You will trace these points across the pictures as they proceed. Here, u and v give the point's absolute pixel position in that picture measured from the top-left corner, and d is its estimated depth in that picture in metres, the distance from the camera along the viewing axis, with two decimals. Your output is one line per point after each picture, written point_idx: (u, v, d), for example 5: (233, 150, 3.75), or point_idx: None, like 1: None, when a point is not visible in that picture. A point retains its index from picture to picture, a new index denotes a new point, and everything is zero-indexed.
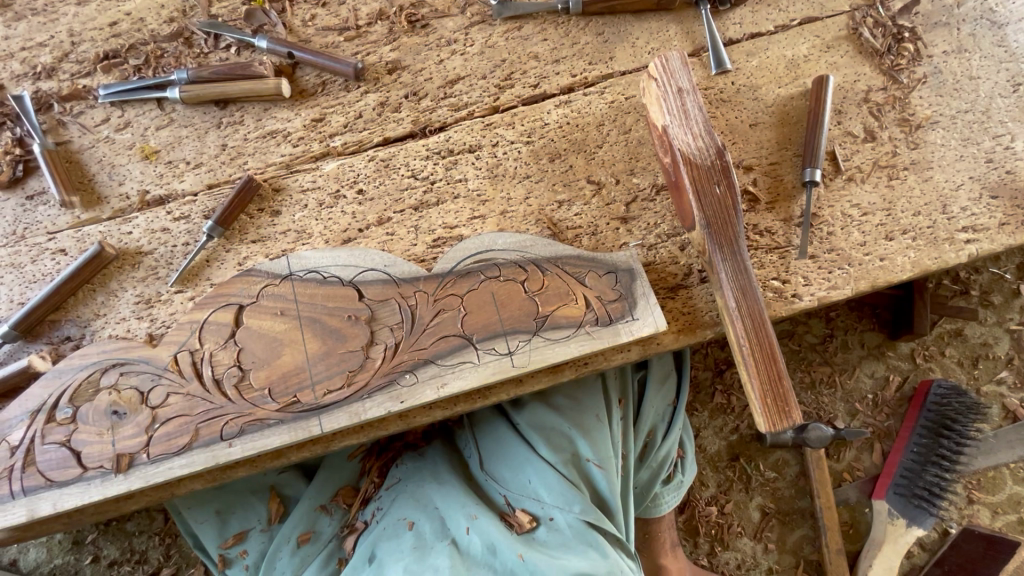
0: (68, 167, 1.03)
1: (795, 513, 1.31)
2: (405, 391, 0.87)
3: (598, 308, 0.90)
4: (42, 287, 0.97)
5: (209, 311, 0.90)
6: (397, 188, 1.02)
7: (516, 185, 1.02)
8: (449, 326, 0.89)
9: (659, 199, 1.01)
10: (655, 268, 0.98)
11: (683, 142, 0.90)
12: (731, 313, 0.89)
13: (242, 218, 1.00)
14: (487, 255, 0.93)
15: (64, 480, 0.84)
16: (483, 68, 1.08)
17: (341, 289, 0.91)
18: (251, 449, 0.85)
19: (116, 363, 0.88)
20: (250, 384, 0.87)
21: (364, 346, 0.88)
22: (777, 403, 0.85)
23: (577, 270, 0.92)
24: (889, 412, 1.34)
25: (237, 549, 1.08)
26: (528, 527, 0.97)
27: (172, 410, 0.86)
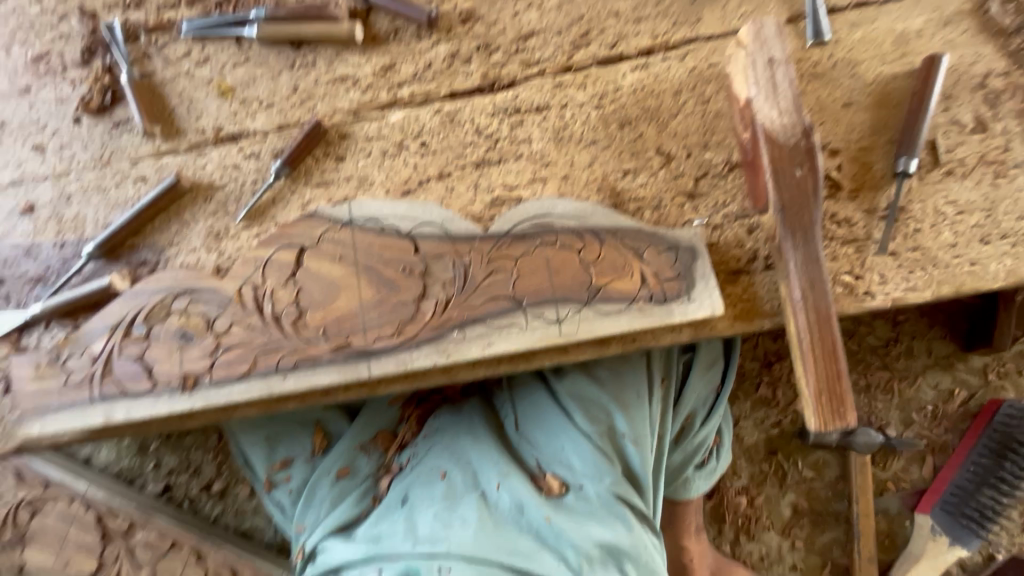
0: (151, 98, 1.07)
1: (829, 514, 1.28)
2: (452, 345, 0.88)
3: (654, 286, 0.87)
4: (124, 212, 1.03)
5: (275, 251, 0.94)
6: (460, 143, 1.01)
7: (581, 150, 0.98)
8: (499, 288, 0.89)
9: (731, 177, 0.96)
10: (718, 250, 0.93)
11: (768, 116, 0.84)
12: (794, 305, 0.86)
13: (308, 161, 1.02)
14: (544, 220, 0.93)
15: (136, 392, 0.91)
16: (560, 23, 1.03)
17: (398, 240, 0.93)
18: (303, 385, 0.89)
19: (187, 290, 0.94)
20: (306, 323, 0.91)
21: (416, 299, 0.90)
22: (832, 402, 0.82)
23: (636, 244, 0.90)
24: (948, 426, 1.27)
25: (282, 474, 1.16)
26: (557, 492, 1.00)
27: (234, 339, 0.91)
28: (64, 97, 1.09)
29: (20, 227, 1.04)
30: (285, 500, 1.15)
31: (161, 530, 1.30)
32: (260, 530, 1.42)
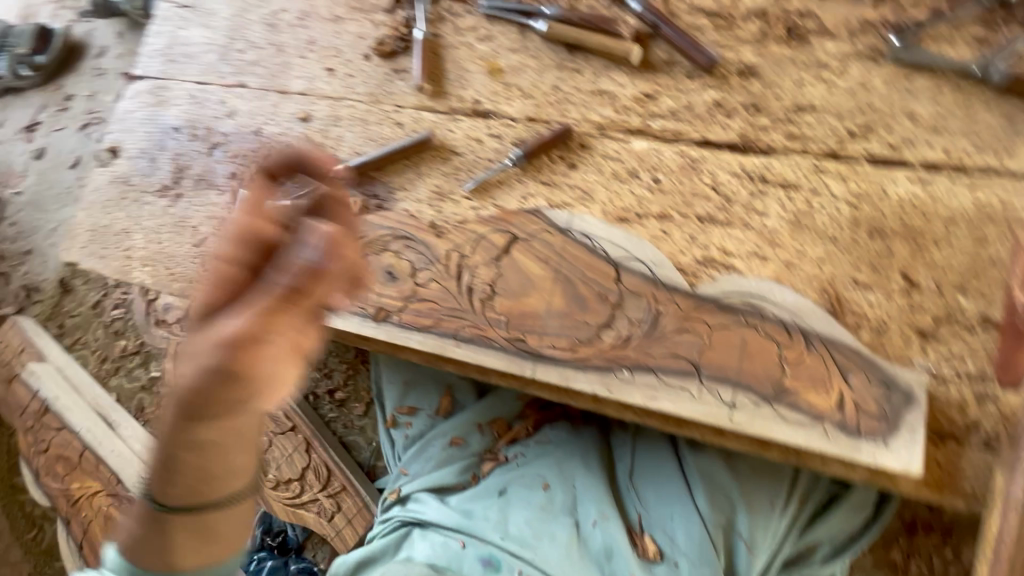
0: (431, 57, 1.19)
1: None
2: (617, 383, 0.89)
3: (849, 414, 0.81)
4: (376, 148, 1.16)
5: (489, 230, 1.01)
6: (692, 191, 0.99)
7: (817, 243, 0.93)
8: (684, 349, 0.88)
9: (980, 333, 0.85)
10: (934, 403, 0.83)
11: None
12: (1008, 503, 0.77)
13: (543, 159, 1.07)
14: (756, 300, 0.89)
15: (338, 304, 1.04)
16: (844, 106, 0.97)
17: (602, 264, 0.94)
18: (470, 357, 0.96)
19: (405, 236, 1.06)
20: (494, 305, 0.97)
21: (599, 325, 0.92)
22: None
23: (846, 363, 0.84)
24: None
25: (405, 418, 1.26)
26: (650, 557, 0.98)
27: (429, 294, 1.00)
28: (365, 35, 1.24)
29: (295, 131, 1.23)
30: (398, 440, 1.25)
31: (288, 412, 1.49)
32: (358, 450, 1.53)
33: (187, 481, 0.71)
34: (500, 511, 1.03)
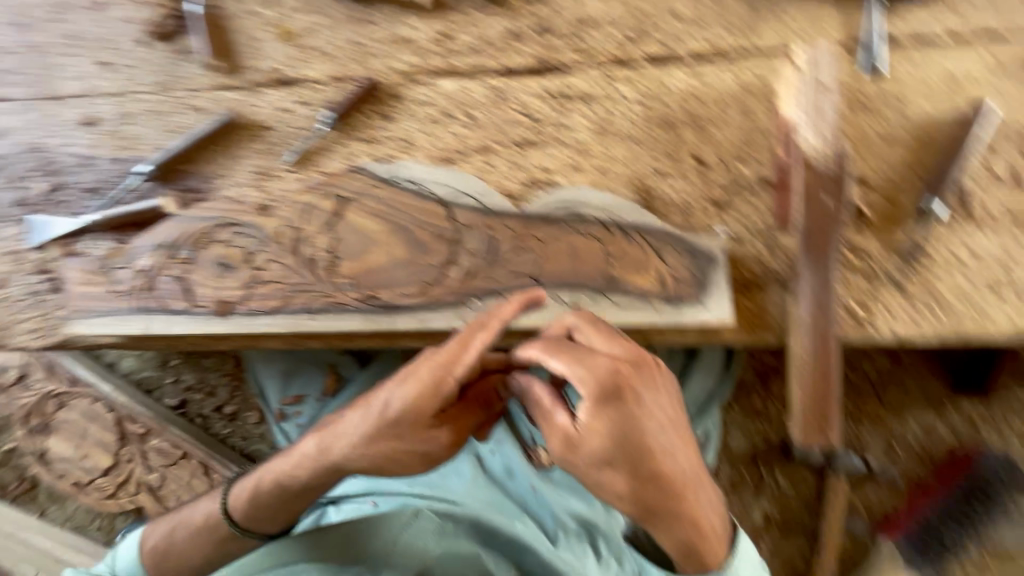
0: (216, 33, 1.11)
1: (796, 526, 1.33)
2: (472, 312, 0.94)
3: (669, 287, 0.92)
4: (179, 139, 1.08)
5: (317, 198, 0.99)
6: (505, 120, 1.04)
7: (620, 145, 1.01)
8: (524, 266, 0.94)
9: (762, 193, 0.98)
10: (738, 261, 0.95)
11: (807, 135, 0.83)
12: (800, 325, 0.90)
13: (358, 116, 1.06)
14: (577, 208, 0.96)
15: (177, 308, 0.99)
16: (619, 16, 1.04)
17: (433, 205, 0.97)
18: (327, 326, 0.96)
19: (230, 222, 1.01)
20: (338, 270, 0.96)
21: (444, 265, 0.95)
22: (816, 418, 0.89)
23: (660, 243, 0.93)
24: (926, 464, 1.32)
25: (293, 408, 1.22)
26: (546, 465, 1.09)
27: (269, 275, 0.97)
28: (134, 19, 1.13)
29: (80, 138, 1.10)
30: (292, 430, 1.22)
31: (174, 441, 1.40)
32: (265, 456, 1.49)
33: (314, 491, 0.92)
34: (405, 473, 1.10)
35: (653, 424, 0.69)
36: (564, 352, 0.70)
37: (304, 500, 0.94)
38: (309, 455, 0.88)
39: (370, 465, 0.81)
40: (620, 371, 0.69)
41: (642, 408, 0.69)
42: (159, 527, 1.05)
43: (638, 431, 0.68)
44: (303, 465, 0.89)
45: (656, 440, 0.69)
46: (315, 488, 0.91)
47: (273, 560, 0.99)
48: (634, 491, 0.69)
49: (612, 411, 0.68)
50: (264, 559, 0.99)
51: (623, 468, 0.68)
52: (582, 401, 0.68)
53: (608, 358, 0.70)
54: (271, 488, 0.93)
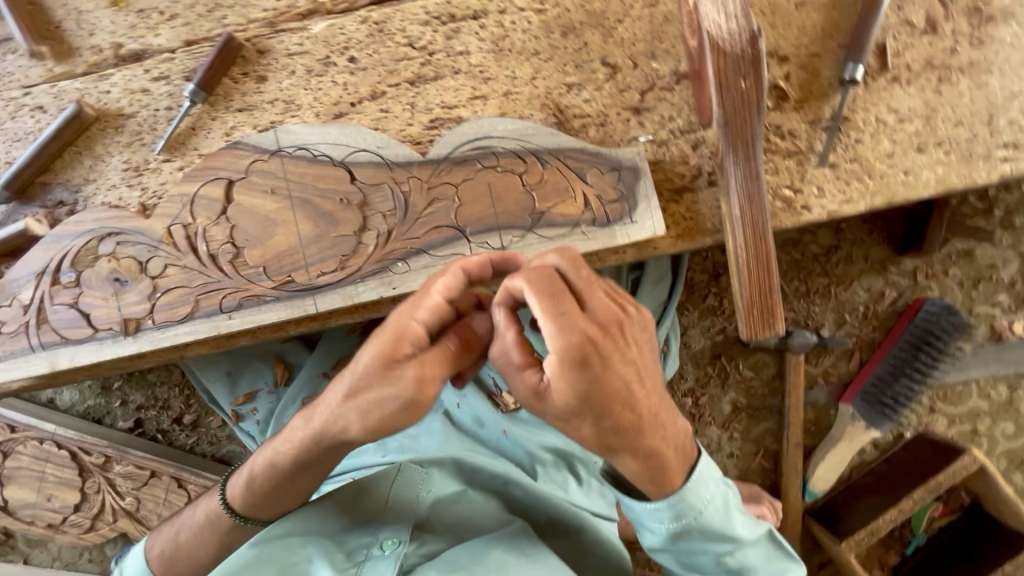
0: (32, 11, 0.95)
1: (764, 408, 1.39)
2: (397, 278, 0.87)
3: (596, 208, 0.86)
4: (27, 147, 0.94)
5: (200, 183, 0.88)
6: (392, 57, 0.94)
7: (523, 62, 0.93)
8: (442, 217, 0.87)
9: (678, 89, 0.92)
10: (663, 167, 0.92)
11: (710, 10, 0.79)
12: (733, 222, 0.86)
13: (226, 82, 0.94)
14: (485, 142, 0.88)
15: (78, 338, 0.89)
16: None
17: (332, 169, 0.88)
18: (250, 322, 0.88)
19: (112, 232, 0.89)
20: (245, 261, 0.88)
21: (355, 233, 0.87)
22: (763, 313, 0.87)
23: (578, 164, 0.87)
24: (877, 325, 1.37)
25: (247, 407, 1.15)
26: (512, 408, 1.10)
27: (171, 281, 0.88)
28: None
29: None
30: (252, 430, 1.16)
31: (139, 463, 1.34)
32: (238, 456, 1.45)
33: (312, 470, 0.82)
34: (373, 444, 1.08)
35: (619, 379, 0.63)
36: (547, 308, 0.62)
37: (304, 483, 0.85)
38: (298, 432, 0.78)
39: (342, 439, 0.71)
40: (590, 333, 0.62)
41: (614, 367, 0.62)
42: (159, 541, 0.96)
43: (610, 379, 0.62)
44: (299, 442, 0.78)
45: (622, 400, 0.63)
46: (315, 467, 0.81)
47: (267, 536, 0.86)
48: (597, 437, 0.64)
49: (583, 368, 0.61)
50: (261, 541, 0.85)
51: (587, 419, 0.63)
52: (550, 355, 0.61)
53: (582, 321, 0.62)
54: (272, 470, 0.83)
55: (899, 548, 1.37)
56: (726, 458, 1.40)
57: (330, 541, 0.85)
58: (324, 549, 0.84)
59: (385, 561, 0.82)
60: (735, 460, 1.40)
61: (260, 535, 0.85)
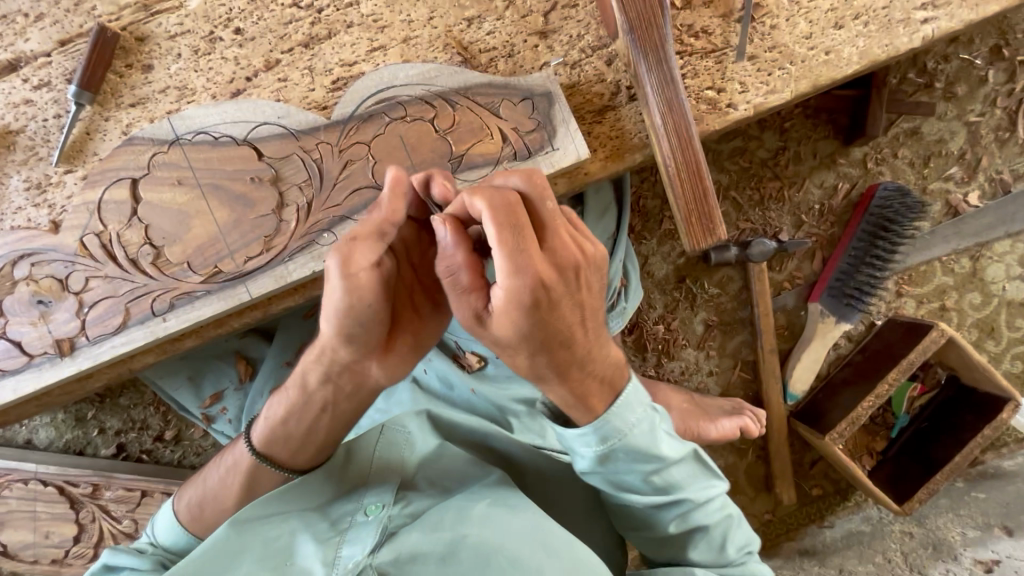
0: None
1: (736, 321, 1.40)
2: (326, 249, 0.84)
3: (515, 142, 0.84)
4: None
5: (106, 188, 0.85)
6: (279, 21, 0.88)
7: (417, 3, 0.88)
8: (360, 178, 0.84)
9: (583, 4, 0.88)
10: (579, 90, 0.89)
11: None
12: (657, 133, 0.84)
13: (112, 78, 0.88)
14: (390, 93, 0.85)
15: (16, 369, 0.86)
16: None
17: (236, 149, 0.84)
18: (185, 322, 0.85)
19: (25, 254, 0.86)
20: (167, 260, 0.85)
21: (274, 210, 0.84)
22: (701, 221, 0.84)
23: (489, 99, 0.84)
24: (834, 221, 1.37)
25: (217, 408, 1.14)
26: (477, 366, 1.08)
27: (96, 293, 0.85)
28: None
29: None
30: (227, 432, 1.15)
31: (129, 486, 1.33)
32: None
33: (318, 407, 0.80)
34: None
35: (566, 314, 0.60)
36: (508, 242, 0.55)
37: (318, 425, 0.83)
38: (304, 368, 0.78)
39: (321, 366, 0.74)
40: (545, 275, 0.57)
41: (562, 306, 0.59)
42: (187, 493, 0.94)
43: (557, 319, 0.59)
44: (304, 373, 0.78)
45: (558, 340, 0.60)
46: (321, 401, 0.79)
47: (244, 518, 0.82)
48: (531, 368, 0.63)
49: (538, 307, 0.57)
50: (240, 521, 0.81)
51: (522, 354, 0.60)
52: (498, 291, 0.56)
53: (540, 261, 0.57)
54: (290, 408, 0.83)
55: (885, 433, 1.40)
56: (706, 377, 1.41)
57: (315, 513, 0.85)
58: (308, 522, 0.83)
59: (368, 526, 0.82)
60: (715, 377, 1.41)
61: (236, 514, 0.81)
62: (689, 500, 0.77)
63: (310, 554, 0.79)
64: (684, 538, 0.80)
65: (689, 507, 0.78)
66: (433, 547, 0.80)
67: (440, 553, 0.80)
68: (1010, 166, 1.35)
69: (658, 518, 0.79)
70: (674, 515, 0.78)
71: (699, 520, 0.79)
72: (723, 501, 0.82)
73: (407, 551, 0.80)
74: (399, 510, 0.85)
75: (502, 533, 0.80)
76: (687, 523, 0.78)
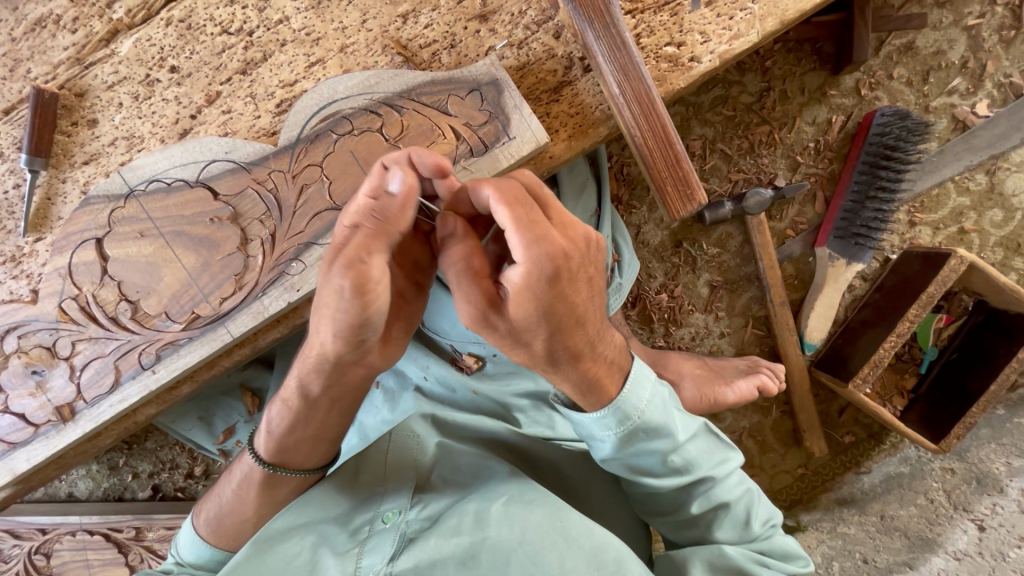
0: None
1: (742, 278, 1.34)
2: (297, 278, 0.82)
3: (469, 138, 0.79)
4: None
5: (75, 252, 0.84)
6: (213, 52, 0.85)
7: (347, 8, 0.84)
8: (318, 202, 0.81)
9: None
10: (531, 70, 0.84)
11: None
12: (616, 103, 0.79)
13: (61, 139, 0.87)
14: (332, 108, 0.81)
15: (25, 439, 0.88)
16: None
17: (191, 192, 0.83)
18: (175, 371, 0.84)
19: (11, 328, 0.86)
20: (146, 313, 0.84)
21: (240, 247, 0.82)
22: (679, 188, 0.80)
23: (435, 98, 0.80)
24: (832, 157, 1.30)
25: (232, 442, 1.16)
26: (476, 366, 1.07)
27: (85, 356, 0.86)
28: None
29: None
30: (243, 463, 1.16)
31: (169, 524, 1.37)
32: None
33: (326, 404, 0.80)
34: (359, 435, 1.10)
35: (574, 291, 0.59)
36: (518, 216, 0.56)
37: (332, 418, 0.84)
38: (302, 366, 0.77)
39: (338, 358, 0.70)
40: (559, 246, 0.56)
41: (570, 282, 0.58)
42: (204, 509, 0.95)
43: (564, 296, 0.59)
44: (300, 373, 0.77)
45: (578, 321, 0.61)
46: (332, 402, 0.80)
47: (265, 535, 0.83)
48: (548, 350, 0.62)
49: (550, 283, 0.57)
50: (261, 540, 0.82)
51: (541, 334, 0.60)
52: (514, 271, 0.56)
53: (557, 234, 0.57)
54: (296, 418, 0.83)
55: (914, 369, 1.33)
56: (718, 339, 1.36)
57: (333, 525, 0.86)
58: (326, 535, 0.84)
59: (387, 534, 0.83)
60: (728, 338, 1.36)
61: (257, 533, 0.83)
62: (708, 477, 0.77)
63: (332, 568, 0.80)
64: (708, 518, 0.79)
65: (708, 484, 0.78)
66: (452, 550, 0.79)
67: (459, 557, 0.79)
68: (1018, 67, 1.25)
69: (681, 499, 0.79)
70: (696, 493, 0.78)
71: (721, 496, 0.78)
72: (741, 476, 0.82)
73: (427, 557, 0.79)
74: (415, 513, 0.85)
75: (522, 532, 0.79)
76: (710, 501, 0.78)
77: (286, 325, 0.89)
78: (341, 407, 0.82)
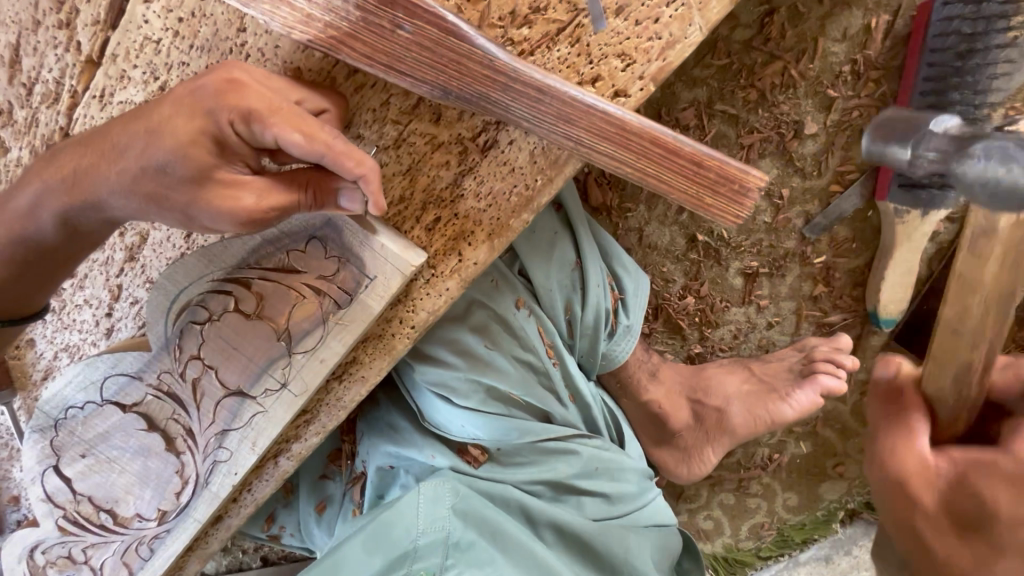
0: None
1: (783, 257, 1.09)
2: (230, 463, 0.79)
3: (330, 291, 0.69)
4: None
5: (30, 489, 0.82)
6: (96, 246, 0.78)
7: None
8: (216, 390, 0.75)
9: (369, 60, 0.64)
10: (417, 174, 0.67)
11: (290, 13, 0.57)
12: (582, 152, 0.60)
13: (14, 363, 0.86)
14: (181, 301, 0.72)
15: None
16: (37, 12, 0.68)
17: (103, 411, 0.79)
18: (171, 555, 0.85)
19: (30, 547, 0.86)
20: (122, 517, 0.83)
21: (168, 448, 0.80)
22: (720, 185, 0.60)
23: (279, 259, 0.69)
24: (879, 76, 0.96)
25: (276, 527, 1.07)
26: (484, 458, 0.94)
27: (99, 554, 0.85)
28: None
29: None
30: (298, 544, 1.07)
31: None
32: None
33: (72, 250, 0.69)
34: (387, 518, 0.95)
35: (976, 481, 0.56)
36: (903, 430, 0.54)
37: (67, 266, 0.72)
38: (39, 190, 0.63)
39: (137, 214, 0.62)
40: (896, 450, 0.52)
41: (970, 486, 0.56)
42: None
43: None
44: (36, 206, 0.63)
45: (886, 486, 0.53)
46: (91, 237, 0.68)
47: None
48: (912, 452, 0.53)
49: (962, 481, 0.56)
50: None
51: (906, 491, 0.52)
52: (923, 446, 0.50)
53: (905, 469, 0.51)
54: (24, 245, 0.66)
55: None
56: (766, 331, 1.15)
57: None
58: None
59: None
60: (779, 327, 1.14)
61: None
62: None
63: None
64: None
65: None
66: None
67: None
68: None
69: None
70: None
71: None
72: None
73: None
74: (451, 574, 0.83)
75: None
76: None
77: (250, 493, 0.87)
78: (78, 257, 0.71)
